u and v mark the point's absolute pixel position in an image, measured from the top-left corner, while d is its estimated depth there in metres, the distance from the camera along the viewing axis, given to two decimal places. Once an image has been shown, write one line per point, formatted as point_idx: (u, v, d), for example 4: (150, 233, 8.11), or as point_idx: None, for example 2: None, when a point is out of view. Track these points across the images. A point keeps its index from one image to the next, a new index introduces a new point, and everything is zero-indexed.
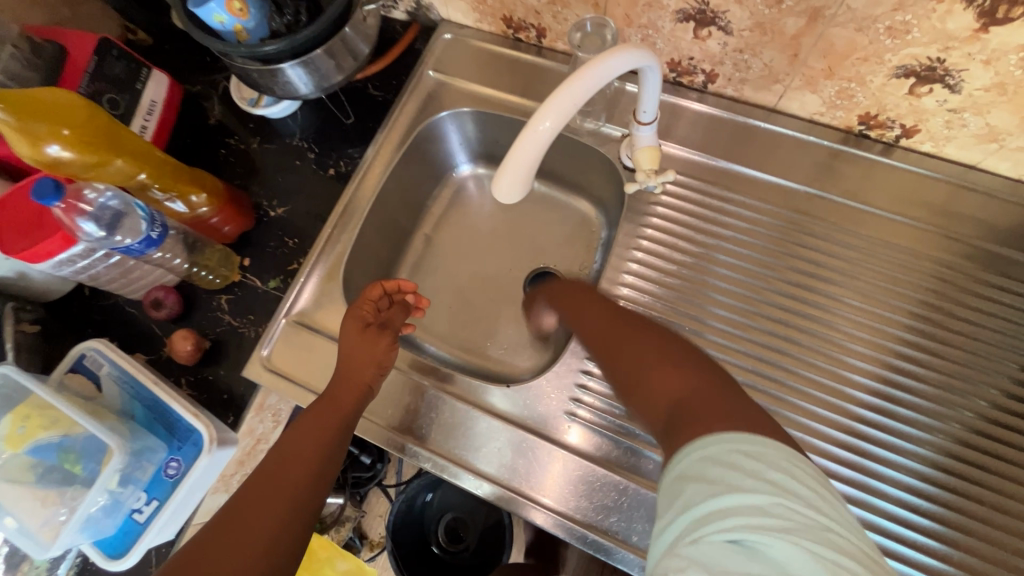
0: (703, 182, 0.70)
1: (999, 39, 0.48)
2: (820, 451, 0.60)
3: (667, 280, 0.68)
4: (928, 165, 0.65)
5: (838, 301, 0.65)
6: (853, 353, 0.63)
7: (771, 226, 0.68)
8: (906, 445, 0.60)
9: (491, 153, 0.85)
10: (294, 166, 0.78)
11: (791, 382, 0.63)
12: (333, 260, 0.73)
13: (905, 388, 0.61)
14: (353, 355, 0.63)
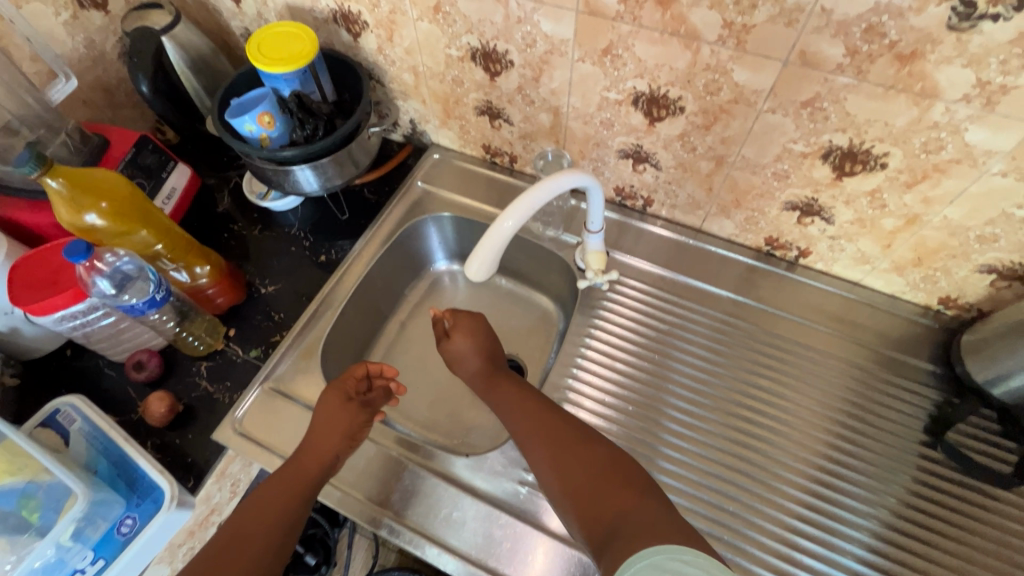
0: (649, 284, 0.82)
1: (852, 186, 0.65)
2: (763, 531, 0.64)
3: (625, 365, 0.76)
4: (825, 281, 0.79)
5: (771, 391, 0.73)
6: (792, 438, 0.70)
7: (706, 323, 0.79)
8: (844, 530, 0.64)
9: (465, 252, 0.97)
10: (288, 251, 0.88)
11: (737, 463, 0.69)
12: (311, 337, 0.79)
13: (835, 472, 0.68)
14: (323, 424, 0.66)
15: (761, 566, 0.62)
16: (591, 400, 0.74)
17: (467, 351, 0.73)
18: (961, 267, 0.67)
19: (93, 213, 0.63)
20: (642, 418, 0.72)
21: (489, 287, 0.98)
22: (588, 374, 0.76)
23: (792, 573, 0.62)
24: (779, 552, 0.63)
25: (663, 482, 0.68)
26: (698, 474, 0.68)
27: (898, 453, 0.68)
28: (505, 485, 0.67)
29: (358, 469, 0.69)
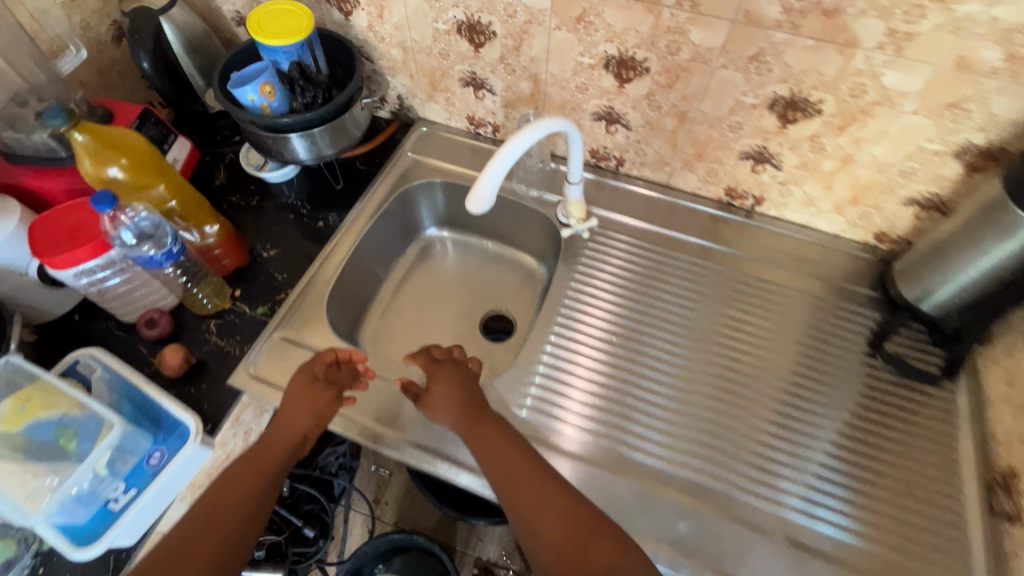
0: (627, 233, 0.90)
1: (795, 132, 0.75)
2: (739, 433, 0.72)
3: (610, 303, 0.84)
4: (778, 225, 0.89)
5: (741, 319, 0.82)
6: (761, 357, 0.79)
7: (681, 267, 0.87)
8: (812, 430, 0.72)
9: (453, 219, 1.04)
10: (287, 218, 0.93)
11: (714, 380, 0.77)
12: (314, 293, 0.84)
13: (801, 382, 0.76)
14: (297, 406, 0.69)
15: (739, 463, 0.70)
16: (581, 341, 0.81)
17: (449, 389, 0.70)
18: (890, 202, 0.78)
19: (115, 166, 0.69)
20: (629, 353, 0.80)
21: (476, 251, 1.05)
22: (576, 313, 0.84)
23: (768, 468, 0.69)
24: (755, 449, 0.71)
25: (649, 400, 0.75)
26: (681, 397, 0.75)
27: (849, 363, 0.77)
28: (504, 411, 0.75)
29: (369, 404, 0.75)
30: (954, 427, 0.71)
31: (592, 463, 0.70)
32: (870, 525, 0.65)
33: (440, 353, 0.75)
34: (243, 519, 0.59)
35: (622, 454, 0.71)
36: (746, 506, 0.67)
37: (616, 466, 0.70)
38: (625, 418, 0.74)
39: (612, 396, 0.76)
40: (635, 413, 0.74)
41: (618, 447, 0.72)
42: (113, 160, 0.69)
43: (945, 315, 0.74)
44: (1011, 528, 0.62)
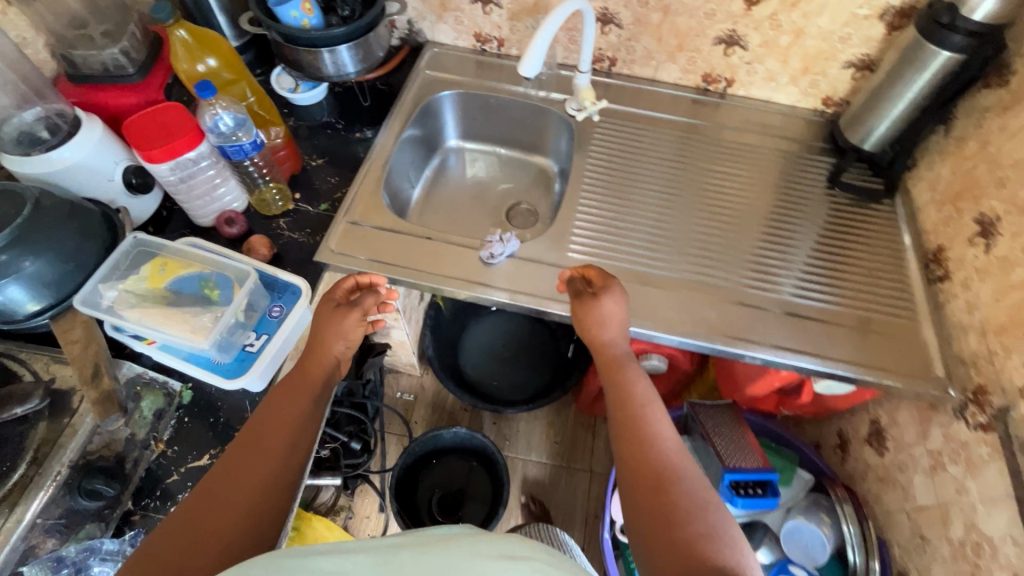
0: (621, 118, 1.06)
1: (757, 14, 0.93)
2: (736, 252, 0.90)
3: (616, 172, 1.00)
4: (746, 102, 1.08)
5: (725, 174, 1.00)
6: (744, 199, 0.97)
7: (670, 140, 1.04)
8: (791, 243, 0.91)
9: (471, 130, 1.15)
10: (325, 133, 1.02)
11: (710, 218, 0.94)
12: (368, 185, 0.94)
13: (778, 212, 0.95)
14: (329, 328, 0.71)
15: (738, 273, 0.88)
16: (586, 200, 0.96)
17: (613, 316, 0.75)
18: (833, 67, 0.98)
19: (204, 62, 0.84)
20: (628, 204, 0.96)
21: (491, 157, 1.18)
22: (591, 181, 0.99)
23: (762, 272, 0.88)
24: (750, 261, 0.89)
25: (662, 237, 0.92)
26: (677, 229, 0.93)
27: (815, 195, 0.98)
28: (556, 256, 0.88)
29: (441, 260, 0.86)
30: (896, 229, 0.93)
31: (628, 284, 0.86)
32: (850, 302, 0.85)
33: (600, 278, 0.77)
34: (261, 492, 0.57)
35: (650, 277, 0.87)
36: (753, 295, 0.85)
37: (647, 285, 0.86)
38: (646, 251, 0.90)
39: (622, 234, 0.92)
40: (653, 247, 0.90)
41: (646, 272, 0.87)
42: (203, 57, 0.84)
43: (882, 150, 0.95)
44: (944, 283, 0.83)
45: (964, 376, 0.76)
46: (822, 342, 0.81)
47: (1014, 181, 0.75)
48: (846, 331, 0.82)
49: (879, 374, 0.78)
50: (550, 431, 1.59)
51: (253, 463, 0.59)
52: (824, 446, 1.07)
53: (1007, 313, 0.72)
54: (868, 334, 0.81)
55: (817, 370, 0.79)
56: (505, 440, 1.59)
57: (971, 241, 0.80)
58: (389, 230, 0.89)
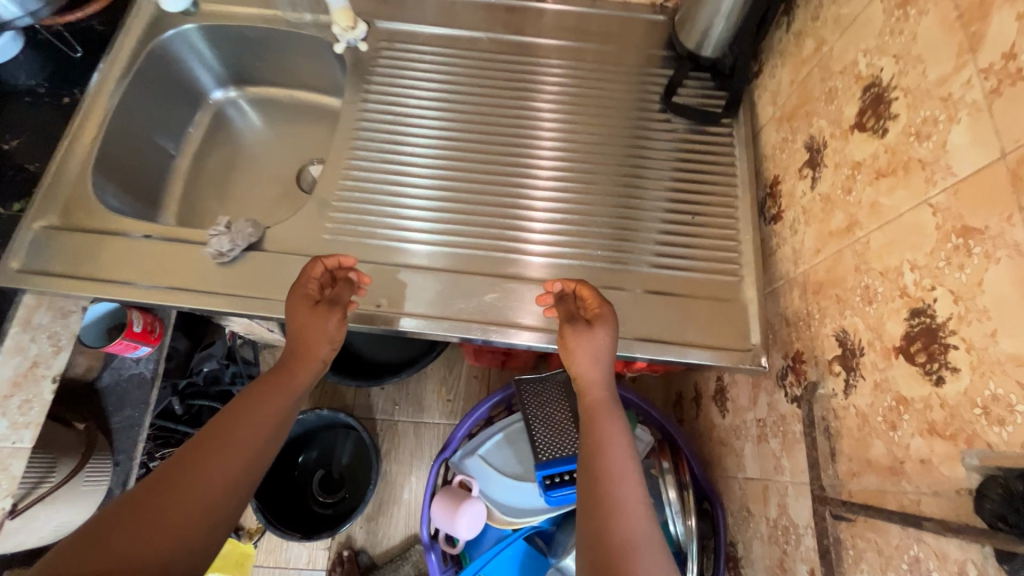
0: (463, 49, 0.84)
1: None
2: (601, 216, 0.74)
3: (460, 122, 0.80)
4: (568, 3, 0.86)
5: (577, 110, 0.81)
6: (617, 142, 0.79)
7: (532, 71, 0.83)
8: (658, 196, 0.75)
9: (241, 74, 0.93)
10: (22, 102, 0.79)
11: (573, 174, 0.77)
12: (71, 179, 0.74)
13: (657, 157, 0.78)
14: (304, 329, 0.61)
15: (605, 246, 0.72)
16: (478, 163, 0.77)
17: (601, 345, 0.59)
18: None
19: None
20: (529, 171, 0.77)
21: (274, 105, 0.95)
22: (425, 138, 0.78)
23: (626, 241, 0.73)
24: (618, 227, 0.73)
25: (510, 205, 0.75)
26: (570, 202, 0.75)
27: (640, 122, 0.80)
28: (312, 241, 0.73)
29: (181, 266, 0.71)
30: (730, 158, 0.77)
31: (480, 276, 0.71)
32: (690, 260, 0.71)
33: (594, 299, 0.63)
34: (190, 532, 0.46)
35: (500, 263, 0.72)
36: (553, 267, 0.71)
37: (491, 273, 0.71)
38: (494, 227, 0.73)
39: (498, 208, 0.75)
40: (499, 220, 0.74)
41: (495, 257, 0.72)
42: None
43: (722, 53, 0.77)
44: (776, 225, 0.69)
45: (784, 340, 0.65)
46: (624, 317, 0.69)
47: (841, 94, 0.58)
48: (653, 300, 0.70)
49: (685, 347, 0.67)
50: (442, 390, 1.49)
51: (189, 485, 0.48)
52: (685, 398, 0.98)
53: (824, 267, 0.59)
54: (673, 300, 0.70)
55: (613, 354, 0.67)
56: (396, 403, 1.47)
57: (800, 172, 0.65)
58: (148, 238, 0.73)
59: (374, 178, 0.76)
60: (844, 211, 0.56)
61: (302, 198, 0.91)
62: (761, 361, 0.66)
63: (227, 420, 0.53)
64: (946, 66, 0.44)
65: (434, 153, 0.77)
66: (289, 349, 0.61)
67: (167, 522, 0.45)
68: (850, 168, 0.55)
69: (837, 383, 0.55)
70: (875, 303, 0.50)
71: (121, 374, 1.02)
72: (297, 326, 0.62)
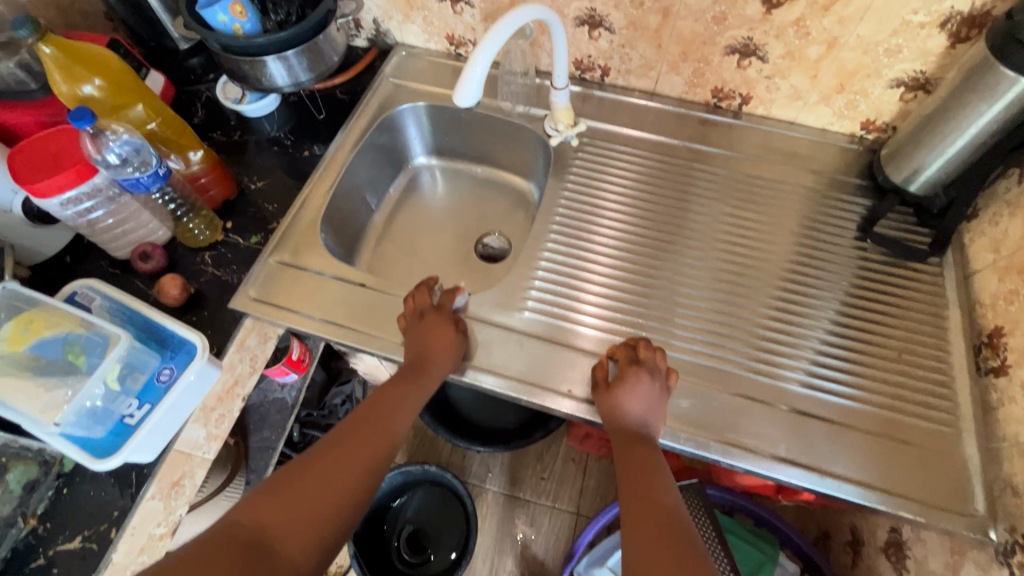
0: (601, 140, 0.90)
1: (779, 18, 0.74)
2: (723, 319, 0.74)
3: (586, 208, 0.85)
4: (765, 123, 0.89)
5: (722, 216, 0.83)
6: (743, 248, 0.80)
7: (662, 167, 0.88)
8: (798, 310, 0.74)
9: (442, 146, 1.03)
10: (271, 151, 0.91)
11: (698, 274, 0.78)
12: (305, 222, 0.83)
13: (791, 269, 0.78)
14: (430, 336, 0.70)
15: (729, 352, 0.72)
16: (607, 250, 0.81)
17: (644, 398, 0.65)
18: (876, 86, 0.78)
19: (88, 84, 0.72)
20: (588, 247, 0.81)
21: (465, 176, 1.04)
22: (555, 220, 0.84)
23: (754, 351, 0.71)
24: (744, 334, 0.73)
25: (636, 292, 0.77)
26: (628, 281, 0.78)
27: (839, 246, 0.79)
28: (506, 313, 0.76)
29: (384, 317, 0.77)
30: (941, 298, 0.74)
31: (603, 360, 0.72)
32: (882, 395, 0.67)
33: (641, 359, 0.67)
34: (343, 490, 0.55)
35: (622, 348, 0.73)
36: (750, 383, 0.69)
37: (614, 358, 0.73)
38: (616, 312, 0.76)
39: (561, 279, 0.79)
40: (621, 306, 0.76)
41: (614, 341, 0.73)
42: (84, 76, 0.71)
43: (932, 192, 0.76)
44: (998, 379, 0.65)
45: (1012, 512, 0.59)
46: (826, 451, 0.65)
47: None
48: (855, 437, 0.65)
49: (892, 497, 0.62)
50: (538, 466, 1.46)
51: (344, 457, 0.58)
52: (834, 538, 0.90)
53: None
54: (883, 441, 0.65)
55: (819, 491, 0.63)
56: (489, 470, 1.47)
57: None
58: (337, 278, 0.80)
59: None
60: None
61: (477, 265, 0.97)
62: (989, 533, 0.59)
63: (353, 424, 0.63)
64: None
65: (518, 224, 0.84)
66: (410, 363, 0.70)
67: (332, 479, 0.55)
68: None
69: None
70: None
71: (267, 397, 1.10)
72: (416, 332, 0.71)
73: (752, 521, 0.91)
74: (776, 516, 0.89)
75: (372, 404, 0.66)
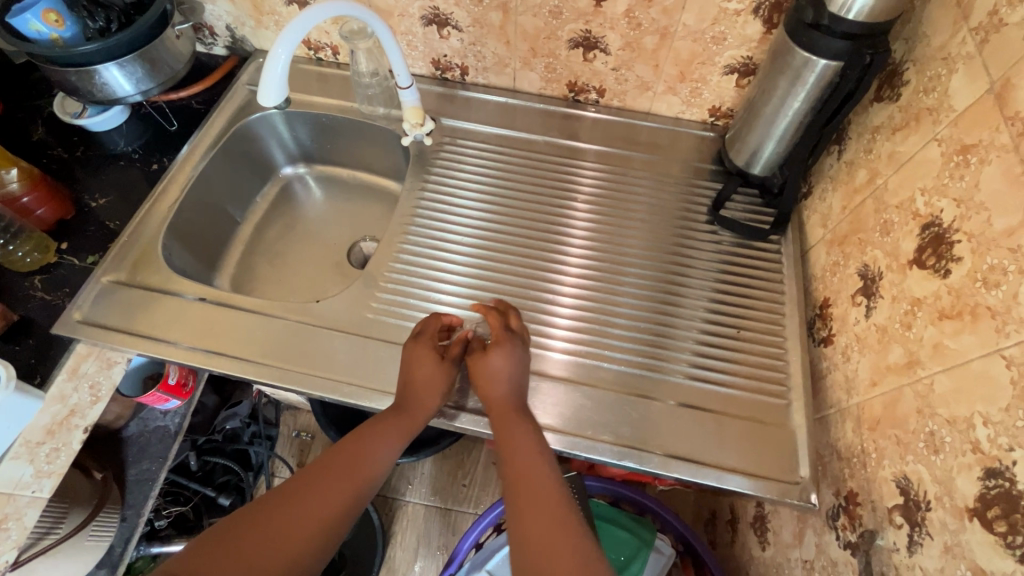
0: (497, 145, 0.89)
1: (610, 10, 0.76)
2: (621, 316, 0.74)
3: (489, 212, 0.83)
4: (622, 114, 0.91)
5: (604, 209, 0.83)
6: (637, 243, 0.80)
7: (557, 167, 0.87)
8: (683, 301, 0.75)
9: (310, 154, 1.00)
10: (117, 166, 0.86)
11: (598, 271, 0.78)
12: (147, 237, 0.79)
13: (677, 261, 0.78)
14: (415, 370, 0.65)
15: (624, 348, 0.71)
16: (510, 256, 0.79)
17: (502, 371, 0.64)
18: (713, 73, 0.80)
19: None
20: (555, 266, 0.78)
21: (338, 182, 1.02)
22: (455, 226, 0.82)
23: (642, 346, 0.71)
24: (637, 330, 0.73)
25: (535, 295, 0.75)
26: (595, 300, 0.75)
27: (691, 231, 0.81)
28: (360, 318, 0.74)
29: (230, 332, 0.72)
30: (782, 275, 0.76)
31: None
32: (731, 374, 0.69)
33: (512, 328, 0.68)
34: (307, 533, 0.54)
35: None
36: (631, 379, 0.69)
37: None
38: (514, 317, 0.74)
39: (524, 299, 0.75)
40: (518, 310, 0.74)
41: None
42: None
43: (771, 173, 0.78)
44: (827, 348, 0.67)
45: (837, 476, 0.60)
46: (667, 433, 0.65)
47: (898, 229, 0.58)
48: (690, 416, 0.66)
49: (727, 472, 0.63)
50: (458, 473, 1.43)
51: (305, 498, 0.56)
52: (720, 518, 0.92)
53: (880, 403, 0.55)
54: (722, 417, 0.66)
55: (646, 470, 0.63)
56: (409, 481, 1.42)
57: (853, 299, 0.64)
58: (199, 299, 0.75)
59: (414, 267, 0.78)
60: (903, 346, 0.54)
61: (350, 272, 0.94)
62: (812, 498, 0.61)
63: (322, 467, 0.60)
64: (1013, 217, 0.44)
65: (475, 243, 0.80)
66: (396, 399, 0.65)
67: (295, 519, 0.54)
68: (909, 304, 0.54)
69: (897, 537, 0.50)
70: (943, 453, 0.47)
71: (147, 426, 1.03)
72: (401, 363, 0.67)
73: (635, 509, 0.91)
74: (656, 503, 0.90)
75: (349, 444, 0.63)
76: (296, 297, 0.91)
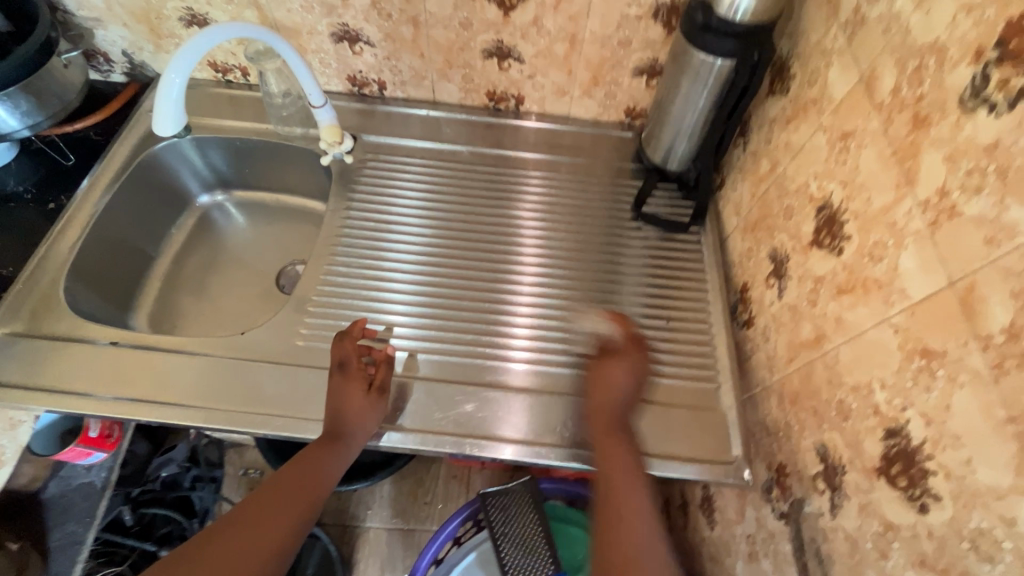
0: (425, 158, 0.89)
1: (519, 20, 0.78)
2: (562, 318, 0.75)
3: (424, 226, 0.82)
4: (543, 120, 0.92)
5: (535, 214, 0.84)
6: (571, 244, 0.82)
7: (487, 175, 0.88)
8: (618, 296, 0.77)
9: (227, 180, 0.96)
10: (7, 208, 0.79)
11: (538, 275, 0.79)
12: (46, 282, 0.74)
13: (610, 258, 0.81)
14: (342, 405, 0.63)
15: (568, 349, 0.72)
16: (451, 269, 0.78)
17: (618, 377, 0.65)
18: (623, 76, 0.83)
19: None
20: (488, 273, 0.78)
21: (261, 207, 0.98)
22: (391, 243, 0.80)
23: (584, 346, 0.73)
24: (580, 329, 0.74)
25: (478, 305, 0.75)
26: (547, 305, 0.76)
27: (619, 228, 0.84)
28: (290, 346, 0.71)
29: (146, 376, 0.67)
30: (706, 265, 0.80)
31: (425, 382, 0.69)
32: (665, 365, 0.71)
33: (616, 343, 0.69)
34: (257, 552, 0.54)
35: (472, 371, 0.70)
36: (573, 380, 0.70)
37: (452, 381, 0.70)
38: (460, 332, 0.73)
39: (480, 312, 0.75)
40: (463, 324, 0.74)
41: (457, 362, 0.71)
42: None
43: (686, 168, 0.82)
44: (749, 330, 0.71)
45: (767, 451, 0.63)
46: None
47: (797, 213, 0.62)
48: (631, 410, 0.68)
49: (667, 460, 0.64)
50: (418, 492, 1.40)
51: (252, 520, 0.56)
52: (672, 505, 0.95)
53: (798, 378, 0.59)
54: (658, 408, 0.68)
55: (590, 468, 0.64)
56: (369, 507, 1.38)
57: (767, 282, 0.67)
58: (108, 344, 0.70)
59: (348, 289, 0.76)
60: (811, 322, 0.57)
61: (280, 298, 0.91)
62: (744, 474, 0.64)
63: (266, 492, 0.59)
64: (887, 195, 0.48)
65: (409, 259, 0.79)
66: (328, 427, 0.63)
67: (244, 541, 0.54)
68: (813, 282, 0.57)
69: (821, 502, 0.53)
70: (851, 419, 0.50)
71: (69, 484, 0.95)
72: (330, 398, 0.64)
73: (590, 506, 0.93)
74: None
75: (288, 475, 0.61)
76: (222, 331, 0.87)
